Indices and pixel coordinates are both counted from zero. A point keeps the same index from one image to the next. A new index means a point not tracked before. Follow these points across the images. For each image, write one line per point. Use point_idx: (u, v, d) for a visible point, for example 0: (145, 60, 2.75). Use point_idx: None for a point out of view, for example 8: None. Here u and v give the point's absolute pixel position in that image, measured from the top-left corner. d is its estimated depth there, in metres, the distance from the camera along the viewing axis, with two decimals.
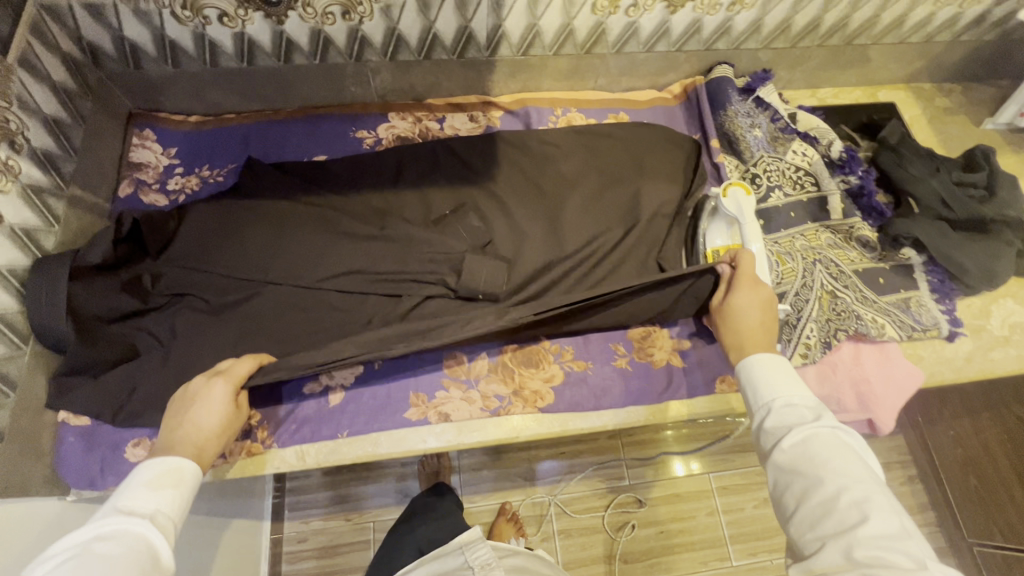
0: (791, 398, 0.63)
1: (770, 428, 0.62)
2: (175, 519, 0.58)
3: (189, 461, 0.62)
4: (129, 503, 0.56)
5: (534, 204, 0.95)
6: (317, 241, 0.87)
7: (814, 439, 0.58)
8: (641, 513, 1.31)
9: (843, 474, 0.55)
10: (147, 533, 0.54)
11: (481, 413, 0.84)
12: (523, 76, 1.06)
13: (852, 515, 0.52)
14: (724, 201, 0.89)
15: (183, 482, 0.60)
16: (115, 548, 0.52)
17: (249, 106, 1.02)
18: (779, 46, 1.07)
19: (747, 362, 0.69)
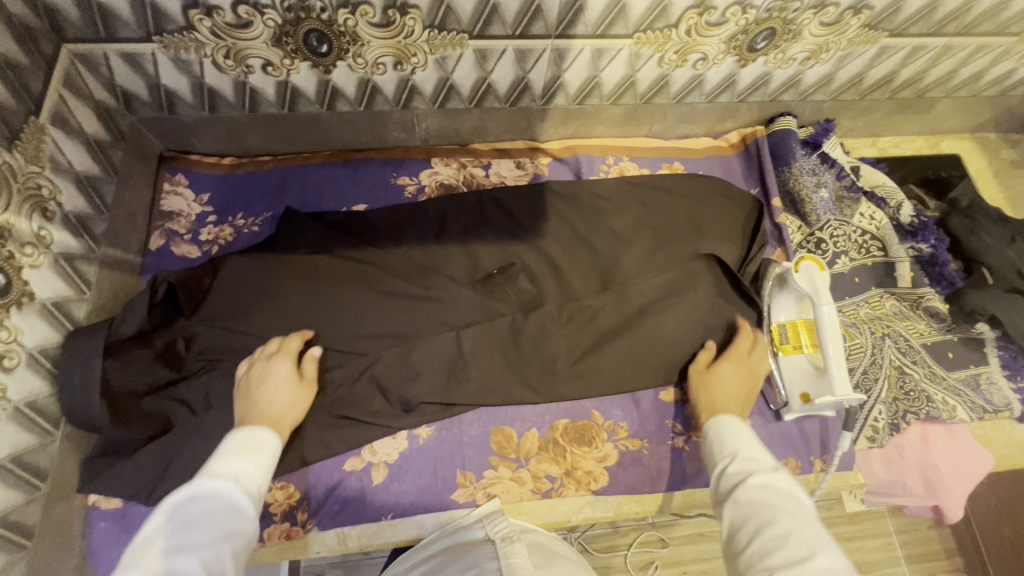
0: (753, 449, 0.61)
1: (729, 472, 0.59)
2: (259, 485, 0.56)
3: (268, 432, 0.61)
4: (216, 463, 0.55)
5: (587, 265, 0.89)
6: (358, 305, 0.81)
7: (773, 485, 0.55)
8: (665, 553, 1.27)
9: (798, 518, 0.51)
10: (235, 496, 0.52)
11: (532, 496, 0.79)
12: (575, 123, 1.00)
13: (805, 554, 0.48)
14: (796, 276, 0.82)
15: (263, 449, 0.60)
16: (212, 509, 0.50)
17: (286, 148, 0.97)
18: (848, 97, 1.01)
19: (710, 420, 0.67)
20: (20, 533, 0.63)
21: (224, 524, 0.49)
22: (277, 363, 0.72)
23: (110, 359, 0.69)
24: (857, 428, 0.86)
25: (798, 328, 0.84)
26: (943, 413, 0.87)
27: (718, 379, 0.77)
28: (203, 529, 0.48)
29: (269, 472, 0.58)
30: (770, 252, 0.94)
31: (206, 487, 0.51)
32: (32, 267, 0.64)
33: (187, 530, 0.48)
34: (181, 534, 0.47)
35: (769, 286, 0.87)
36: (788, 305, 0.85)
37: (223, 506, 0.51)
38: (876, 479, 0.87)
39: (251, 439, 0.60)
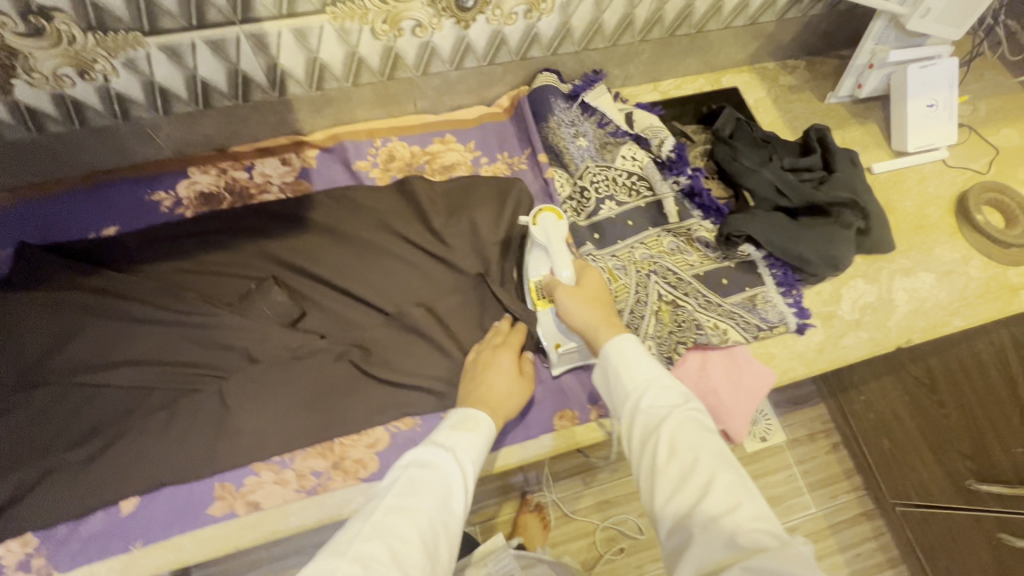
0: (665, 379, 0.59)
1: (644, 410, 0.57)
2: (470, 464, 0.61)
3: (482, 413, 0.67)
4: (440, 437, 0.63)
5: (351, 257, 0.90)
6: (104, 333, 0.81)
7: (690, 423, 0.55)
8: (574, 524, 1.40)
9: (717, 457, 0.52)
10: (450, 469, 0.58)
11: (296, 495, 0.77)
12: (331, 111, 0.98)
13: (728, 502, 0.49)
14: (534, 230, 0.83)
15: (478, 429, 0.65)
16: (432, 478, 0.57)
17: (23, 180, 0.92)
18: (600, 46, 1.01)
19: (613, 346, 0.63)
20: None
21: (437, 497, 0.55)
22: (503, 354, 0.79)
23: None
24: None
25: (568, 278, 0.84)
26: (714, 339, 0.88)
27: (594, 294, 0.73)
28: (421, 497, 0.55)
29: (479, 456, 0.63)
30: (539, 210, 0.96)
31: (433, 462, 0.58)
32: None
33: (411, 494, 0.55)
34: (407, 496, 0.54)
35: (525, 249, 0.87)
36: (540, 260, 0.84)
37: (442, 479, 0.57)
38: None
39: (468, 421, 0.65)
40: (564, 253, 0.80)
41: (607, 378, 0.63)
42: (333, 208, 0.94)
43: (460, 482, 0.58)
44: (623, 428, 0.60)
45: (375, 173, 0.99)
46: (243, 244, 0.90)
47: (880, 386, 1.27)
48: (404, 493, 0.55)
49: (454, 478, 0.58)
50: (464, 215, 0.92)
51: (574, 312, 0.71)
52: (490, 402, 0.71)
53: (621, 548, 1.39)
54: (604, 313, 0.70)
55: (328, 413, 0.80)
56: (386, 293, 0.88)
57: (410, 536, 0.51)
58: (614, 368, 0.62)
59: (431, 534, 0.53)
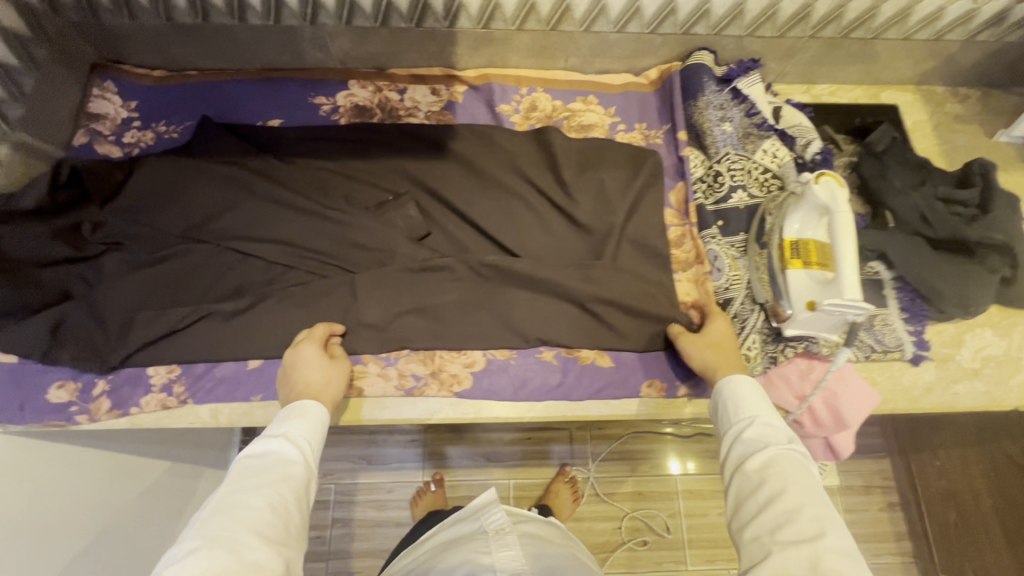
0: (769, 417, 0.67)
1: (746, 439, 0.66)
2: (309, 443, 0.65)
3: (309, 400, 0.69)
4: (269, 429, 0.65)
5: (479, 192, 0.94)
6: (261, 212, 0.91)
7: (785, 459, 0.62)
8: (604, 507, 1.42)
9: (806, 491, 0.59)
10: (281, 452, 0.61)
11: (395, 391, 0.83)
12: (488, 51, 1.01)
13: (809, 525, 0.56)
14: (814, 188, 0.80)
15: (309, 413, 0.67)
16: (264, 463, 0.60)
17: (213, 63, 1.02)
18: (767, 34, 0.99)
19: (726, 382, 0.72)
20: None
21: (277, 474, 0.59)
22: (306, 348, 0.76)
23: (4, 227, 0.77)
24: None
25: (799, 242, 0.82)
26: (823, 347, 0.85)
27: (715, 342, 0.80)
28: (256, 478, 0.58)
29: (320, 434, 0.66)
30: (668, 186, 0.96)
31: (274, 449, 0.62)
32: None
33: (248, 477, 0.58)
34: (243, 480, 0.57)
35: (790, 203, 0.85)
36: (805, 219, 0.83)
37: (274, 465, 0.60)
38: (794, 393, 0.85)
39: (295, 410, 0.67)
40: (847, 220, 0.76)
41: (720, 406, 0.72)
42: (472, 142, 0.98)
43: (296, 460, 0.61)
44: (726, 453, 0.69)
45: (516, 118, 1.02)
46: (386, 159, 0.97)
47: (963, 455, 1.20)
48: (240, 479, 0.57)
49: (294, 455, 0.62)
50: (594, 175, 0.94)
51: (697, 348, 0.80)
52: (310, 393, 0.72)
53: (644, 541, 1.40)
54: (724, 357, 0.77)
55: (434, 327, 0.85)
56: (505, 232, 0.92)
57: (255, 507, 0.54)
58: (724, 402, 0.72)
59: (278, 501, 0.57)
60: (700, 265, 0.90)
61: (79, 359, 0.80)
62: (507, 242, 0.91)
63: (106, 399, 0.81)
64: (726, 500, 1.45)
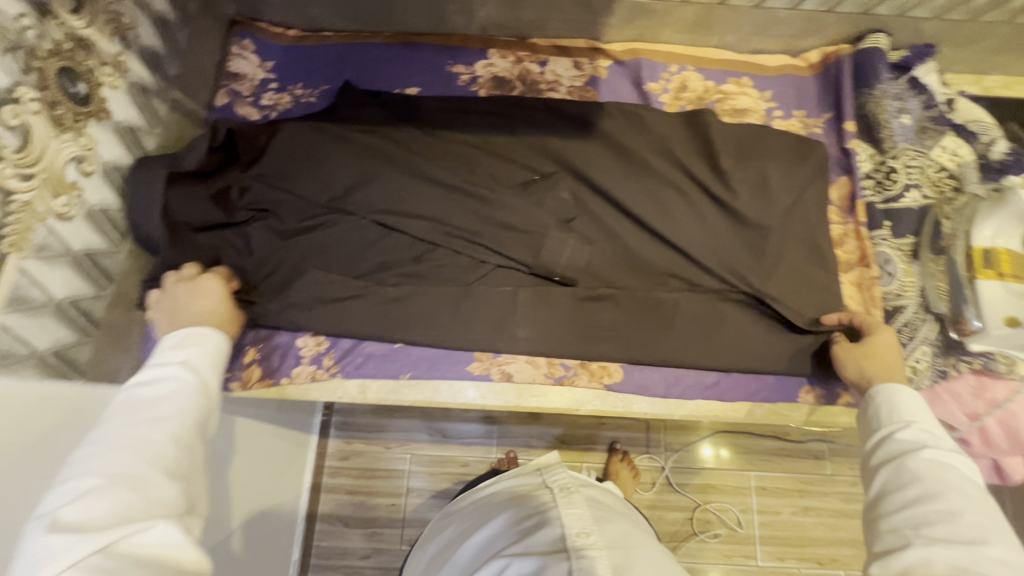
0: (934, 426, 0.57)
1: (899, 439, 0.57)
2: (208, 372, 0.59)
3: (212, 330, 0.63)
4: (159, 359, 0.58)
5: (626, 174, 0.89)
6: (400, 183, 0.86)
7: (944, 463, 0.52)
8: (676, 498, 1.33)
9: (969, 498, 0.50)
10: (180, 379, 0.56)
11: (544, 379, 0.83)
12: (641, 23, 0.95)
13: (970, 533, 0.47)
14: None
15: (207, 343, 0.61)
16: (160, 393, 0.54)
17: (350, 25, 0.98)
18: (955, 18, 0.90)
19: (889, 391, 0.62)
20: (88, 322, 0.70)
21: (175, 404, 0.53)
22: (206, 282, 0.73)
23: (171, 188, 0.76)
24: None
25: (991, 250, 0.79)
26: (1002, 366, 0.79)
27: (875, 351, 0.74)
28: (153, 408, 0.52)
29: (219, 363, 0.61)
30: (831, 179, 0.90)
31: (166, 376, 0.56)
32: (110, 87, 0.69)
33: (142, 411, 0.52)
34: (135, 412, 0.52)
35: (984, 206, 0.81)
36: (1002, 227, 0.79)
37: (170, 392, 0.54)
38: (966, 412, 0.79)
39: (187, 335, 0.61)
40: None
41: (872, 408, 0.62)
42: (620, 121, 0.92)
43: (195, 388, 0.56)
44: (867, 455, 0.59)
45: (665, 98, 0.96)
46: (529, 135, 0.92)
47: None
48: (129, 409, 0.52)
49: (189, 381, 0.56)
50: (753, 164, 0.88)
51: (852, 362, 0.74)
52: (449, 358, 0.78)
53: (717, 534, 1.31)
54: (884, 366, 0.71)
55: (582, 316, 0.83)
56: (657, 220, 0.86)
57: (158, 442, 0.50)
58: (877, 402, 0.62)
59: (181, 432, 0.52)
60: (866, 267, 0.85)
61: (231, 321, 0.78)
62: (657, 231, 0.86)
63: (258, 367, 0.81)
64: (803, 499, 1.34)
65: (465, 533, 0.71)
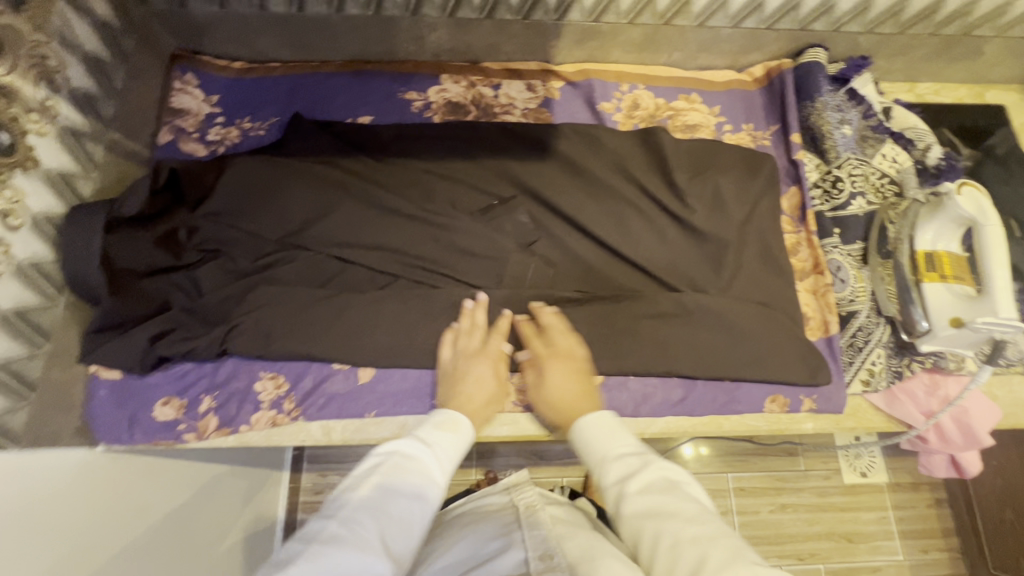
0: (621, 445, 0.63)
1: (613, 480, 0.60)
2: (449, 462, 0.61)
3: (459, 414, 0.67)
4: (423, 434, 0.63)
5: (583, 194, 0.90)
6: (356, 216, 0.84)
7: (653, 473, 0.59)
8: None
9: (701, 539, 0.51)
10: (420, 459, 0.58)
11: (513, 408, 0.82)
12: (591, 45, 0.96)
13: (695, 554, 0.50)
14: (958, 200, 0.76)
15: (460, 430, 0.65)
16: (415, 473, 0.57)
17: (298, 55, 0.97)
18: (885, 31, 0.94)
19: (583, 422, 0.68)
20: (20, 385, 0.70)
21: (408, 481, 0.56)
22: None
23: (110, 235, 0.73)
24: (851, 369, 0.84)
25: (933, 254, 0.80)
26: (952, 363, 0.82)
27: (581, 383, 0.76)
28: (369, 478, 0.55)
29: (459, 454, 0.63)
30: (781, 190, 0.92)
31: (394, 455, 0.58)
32: (38, 135, 0.66)
33: (402, 483, 0.55)
34: (398, 486, 0.55)
35: (922, 212, 0.81)
36: (943, 230, 0.79)
37: (422, 473, 0.57)
38: (922, 410, 0.82)
39: (449, 421, 0.66)
40: (998, 234, 0.73)
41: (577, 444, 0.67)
42: (576, 142, 0.93)
43: (438, 478, 0.58)
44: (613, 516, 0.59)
45: (618, 117, 0.97)
46: (486, 160, 0.92)
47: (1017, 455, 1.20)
48: (388, 490, 0.54)
49: (422, 456, 0.59)
50: (708, 179, 0.89)
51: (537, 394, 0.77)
52: (472, 408, 0.73)
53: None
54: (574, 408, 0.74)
55: None
56: (617, 239, 0.87)
57: (395, 517, 0.52)
58: (581, 438, 0.67)
59: (407, 517, 0.53)
60: (820, 275, 0.88)
61: (188, 353, 0.76)
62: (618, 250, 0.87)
63: (214, 416, 0.77)
64: (780, 496, 1.34)
65: (425, 556, 0.66)
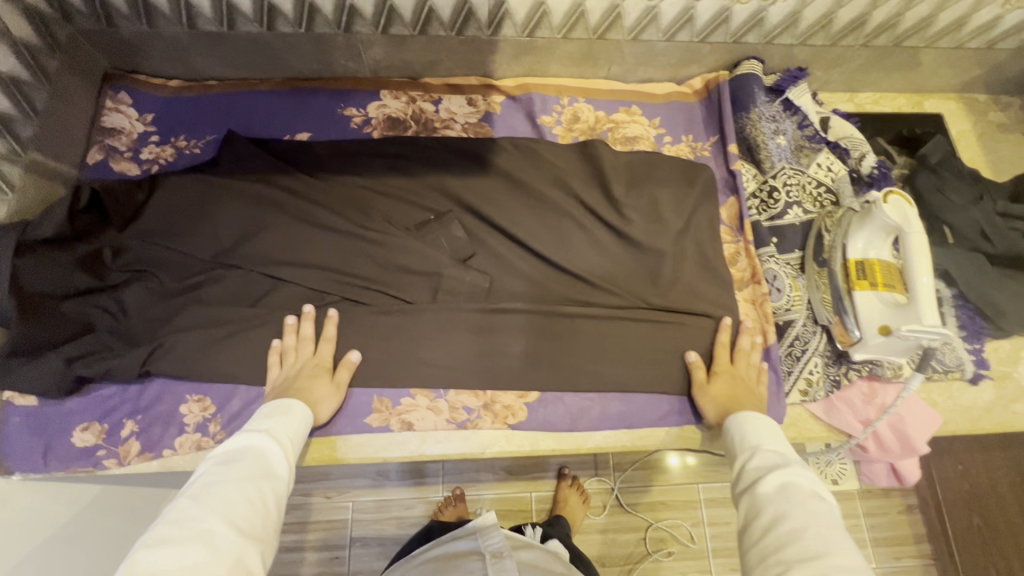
0: (775, 445, 0.63)
1: (751, 466, 0.61)
2: (289, 440, 0.64)
3: (295, 400, 0.71)
4: (254, 423, 0.65)
5: (520, 207, 0.89)
6: (292, 232, 0.84)
7: (802, 475, 0.57)
8: (627, 520, 1.30)
9: (825, 529, 0.50)
10: (262, 447, 0.60)
11: (446, 425, 0.80)
12: (529, 60, 0.97)
13: (815, 547, 0.48)
14: (884, 208, 0.77)
15: (292, 412, 0.69)
16: (250, 458, 0.58)
17: (236, 73, 0.96)
18: (818, 43, 0.95)
19: (737, 417, 0.70)
20: None
21: (252, 466, 0.57)
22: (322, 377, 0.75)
23: (20, 259, 0.71)
24: (790, 377, 0.84)
25: (864, 262, 0.79)
26: (888, 370, 0.81)
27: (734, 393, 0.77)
28: (218, 472, 0.55)
29: (300, 432, 0.67)
30: (719, 200, 0.92)
31: (229, 450, 0.59)
32: None
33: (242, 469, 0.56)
34: (234, 474, 0.56)
35: (853, 220, 0.82)
36: (872, 238, 0.79)
37: (261, 458, 0.59)
38: (859, 418, 0.82)
39: (280, 409, 0.68)
40: (921, 240, 0.73)
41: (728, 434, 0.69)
42: (515, 155, 0.93)
43: (276, 457, 0.60)
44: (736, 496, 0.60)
45: (558, 130, 0.97)
46: (425, 175, 0.91)
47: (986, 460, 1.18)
48: (224, 483, 0.54)
49: (262, 444, 0.61)
50: (645, 192, 0.90)
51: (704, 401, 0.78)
52: (306, 400, 0.73)
53: (670, 552, 1.28)
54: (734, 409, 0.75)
55: (483, 354, 0.82)
56: (555, 252, 0.87)
57: (238, 502, 0.53)
58: (734, 432, 0.68)
59: (257, 496, 0.55)
60: (758, 285, 0.87)
61: (108, 372, 0.75)
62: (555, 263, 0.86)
63: (135, 441, 0.75)
64: None
65: None
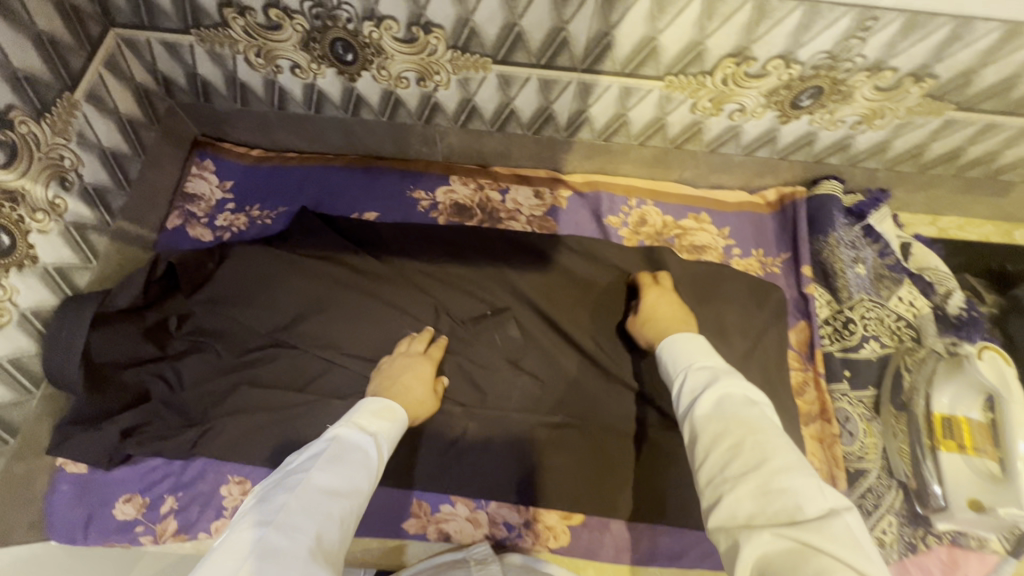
0: (710, 364, 0.59)
1: (690, 385, 0.57)
2: (384, 451, 0.58)
3: (398, 406, 0.65)
4: (361, 421, 0.59)
5: (579, 311, 0.87)
6: (348, 316, 0.83)
7: (737, 387, 0.54)
8: None
9: (772, 443, 0.48)
10: (362, 450, 0.55)
11: (485, 540, 0.76)
12: (600, 159, 0.96)
13: (757, 457, 0.47)
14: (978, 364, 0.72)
15: (396, 419, 0.63)
16: (355, 461, 0.53)
17: (314, 148, 0.99)
18: (905, 169, 0.91)
19: (668, 340, 0.66)
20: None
21: (345, 469, 0.51)
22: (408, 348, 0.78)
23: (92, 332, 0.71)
24: None
25: (952, 419, 0.75)
26: (972, 540, 0.74)
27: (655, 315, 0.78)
28: (322, 468, 0.50)
29: (395, 438, 0.61)
30: (790, 323, 0.88)
31: (331, 441, 0.54)
32: (40, 233, 0.69)
33: (334, 463, 0.51)
34: (325, 470, 0.50)
35: (940, 371, 0.77)
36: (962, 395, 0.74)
37: (359, 464, 0.53)
38: None
39: (386, 410, 0.63)
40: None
41: (663, 365, 0.65)
42: (577, 255, 0.92)
43: (370, 470, 0.54)
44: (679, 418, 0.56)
45: (623, 232, 0.96)
46: (486, 266, 0.90)
47: None
48: (298, 482, 0.49)
49: (360, 446, 0.55)
50: (713, 308, 0.86)
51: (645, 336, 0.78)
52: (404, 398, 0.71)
53: None
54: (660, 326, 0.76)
55: (529, 464, 0.78)
56: (612, 363, 0.83)
57: (331, 518, 0.47)
58: (668, 355, 0.64)
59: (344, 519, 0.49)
60: (827, 423, 0.81)
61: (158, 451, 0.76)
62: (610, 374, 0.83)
63: (173, 520, 0.74)
64: None
65: None
